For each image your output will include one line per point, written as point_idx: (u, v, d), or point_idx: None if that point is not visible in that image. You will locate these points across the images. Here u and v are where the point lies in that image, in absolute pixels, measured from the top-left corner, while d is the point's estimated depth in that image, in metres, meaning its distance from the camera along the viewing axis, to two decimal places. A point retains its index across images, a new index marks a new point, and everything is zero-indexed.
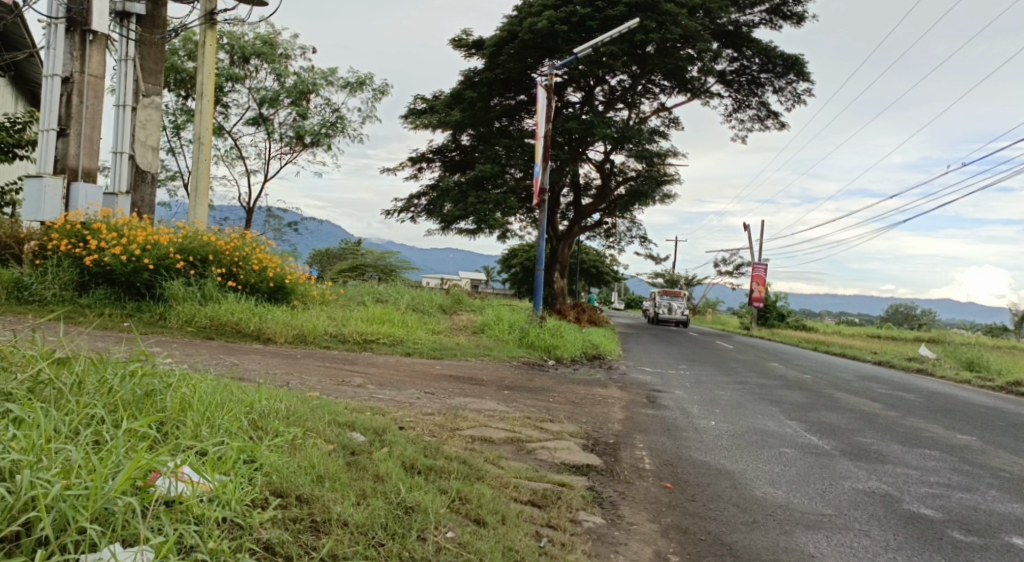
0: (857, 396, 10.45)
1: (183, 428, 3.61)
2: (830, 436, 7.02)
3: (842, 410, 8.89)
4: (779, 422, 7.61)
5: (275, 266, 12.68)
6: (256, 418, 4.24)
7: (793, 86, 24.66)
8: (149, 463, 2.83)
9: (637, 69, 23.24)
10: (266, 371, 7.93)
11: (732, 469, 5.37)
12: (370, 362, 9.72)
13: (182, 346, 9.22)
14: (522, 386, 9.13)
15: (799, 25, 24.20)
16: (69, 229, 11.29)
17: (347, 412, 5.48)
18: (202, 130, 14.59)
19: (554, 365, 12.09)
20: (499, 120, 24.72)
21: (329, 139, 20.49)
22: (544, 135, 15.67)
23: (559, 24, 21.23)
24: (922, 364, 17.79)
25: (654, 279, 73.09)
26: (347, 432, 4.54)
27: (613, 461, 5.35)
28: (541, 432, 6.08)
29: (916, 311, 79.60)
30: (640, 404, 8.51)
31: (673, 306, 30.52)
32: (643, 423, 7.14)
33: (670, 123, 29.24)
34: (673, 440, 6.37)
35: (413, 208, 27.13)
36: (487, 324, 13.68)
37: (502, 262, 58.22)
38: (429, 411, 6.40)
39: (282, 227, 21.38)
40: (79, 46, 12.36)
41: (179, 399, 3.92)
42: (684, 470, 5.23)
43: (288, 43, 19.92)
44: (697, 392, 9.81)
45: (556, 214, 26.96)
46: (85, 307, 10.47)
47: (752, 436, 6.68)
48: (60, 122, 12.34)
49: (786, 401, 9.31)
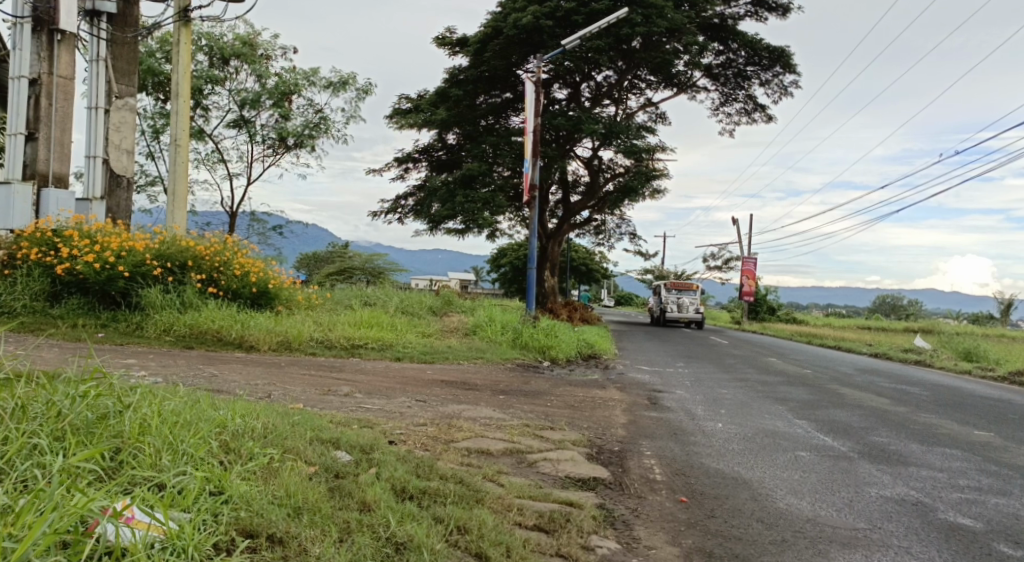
0: (862, 390, 10.08)
1: (141, 456, 3.23)
2: (844, 436, 6.61)
3: (850, 406, 8.51)
4: (788, 422, 7.21)
5: (259, 270, 12.16)
6: (227, 438, 3.84)
7: (781, 79, 24.30)
8: (82, 510, 2.43)
9: (623, 65, 22.89)
10: (246, 383, 7.49)
11: (747, 476, 4.97)
12: (358, 369, 9.29)
13: (158, 357, 8.77)
14: (518, 390, 8.72)
15: (784, 16, 23.83)
16: (39, 236, 10.84)
17: (331, 426, 5.05)
18: (179, 132, 14.10)
19: (550, 366, 11.70)
20: (485, 119, 24.28)
21: (313, 140, 19.98)
22: (533, 130, 15.26)
23: (545, 19, 20.81)
24: (919, 355, 17.50)
25: (643, 275, 72.83)
26: (330, 451, 4.13)
27: (620, 472, 4.94)
28: (541, 442, 5.67)
29: (903, 301, 79.71)
30: (642, 406, 8.10)
31: (683, 301, 29.02)
32: (648, 428, 6.73)
33: (657, 117, 28.91)
34: (682, 446, 5.96)
35: (401, 209, 26.63)
36: (479, 326, 13.25)
37: (490, 261, 57.76)
38: (420, 421, 5.98)
39: (266, 231, 20.86)
40: (46, 46, 11.88)
41: (139, 419, 3.53)
42: (698, 480, 4.82)
43: (268, 43, 19.43)
44: (698, 391, 9.42)
45: (545, 213, 26.53)
46: (57, 319, 10.06)
47: (764, 439, 6.27)
48: (28, 125, 11.87)
49: (791, 398, 8.91)
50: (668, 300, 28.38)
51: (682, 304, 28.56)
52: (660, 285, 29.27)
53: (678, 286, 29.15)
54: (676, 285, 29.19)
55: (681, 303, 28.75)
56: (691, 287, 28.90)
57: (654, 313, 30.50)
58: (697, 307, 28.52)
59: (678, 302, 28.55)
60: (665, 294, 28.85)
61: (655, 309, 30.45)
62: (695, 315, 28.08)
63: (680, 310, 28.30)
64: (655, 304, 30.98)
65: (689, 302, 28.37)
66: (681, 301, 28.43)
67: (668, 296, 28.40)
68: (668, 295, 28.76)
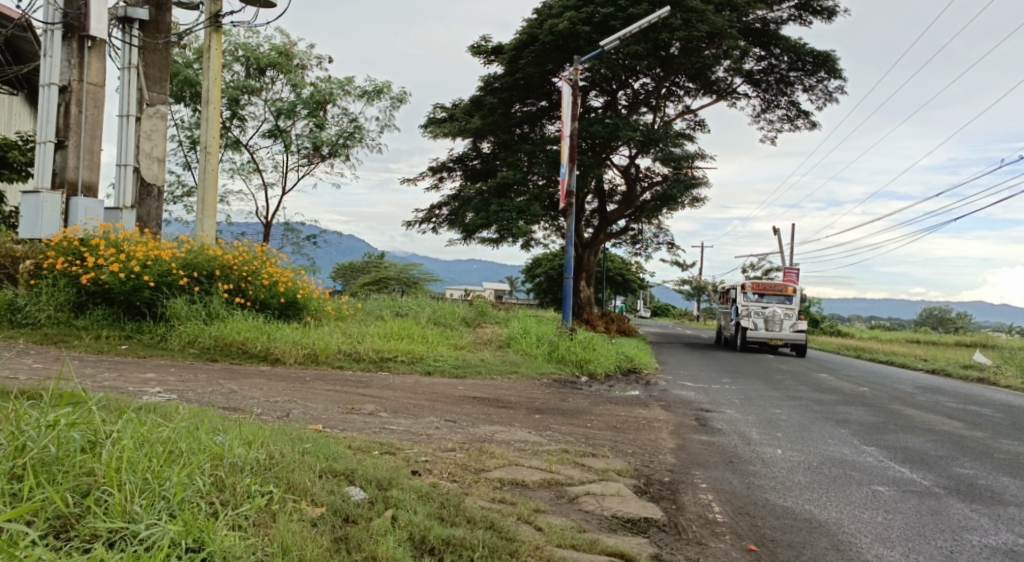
0: (929, 412, 9.26)
1: (110, 501, 2.73)
2: (922, 466, 5.88)
3: (920, 430, 7.75)
4: (856, 449, 6.49)
5: (288, 279, 11.74)
6: (222, 473, 3.34)
7: (825, 84, 23.35)
8: None
9: (660, 72, 22.24)
10: (265, 400, 6.99)
11: (820, 516, 4.34)
12: (386, 384, 8.76)
13: (180, 371, 8.37)
14: (555, 408, 8.11)
15: (830, 20, 22.92)
16: (66, 245, 10.50)
17: (348, 454, 4.50)
18: (209, 139, 13.77)
19: (588, 382, 11.07)
20: (520, 127, 23.77)
21: (347, 150, 19.62)
22: (569, 135, 14.62)
23: (581, 25, 20.25)
24: (981, 372, 16.33)
25: (680, 286, 71.61)
26: (341, 487, 3.60)
27: (673, 510, 4.33)
28: (583, 471, 5.07)
29: (950, 313, 76.67)
30: (690, 428, 7.44)
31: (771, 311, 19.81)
32: (700, 455, 6.08)
33: (695, 125, 28.15)
34: (741, 477, 5.29)
35: (434, 219, 26.20)
36: (513, 338, 12.67)
37: (524, 271, 57.11)
38: (448, 446, 5.43)
39: (300, 241, 20.48)
40: (77, 54, 11.65)
41: (116, 452, 3.03)
42: (766, 521, 4.20)
43: (304, 53, 19.14)
44: (750, 411, 8.71)
45: (581, 222, 25.88)
46: (82, 330, 9.78)
47: (832, 470, 5.59)
48: (58, 133, 11.61)
49: (855, 421, 8.16)
50: (750, 313, 19.39)
51: (770, 318, 19.24)
52: (739, 289, 20.17)
53: (762, 290, 19.82)
54: (761, 289, 19.96)
55: (768, 315, 19.39)
56: (783, 292, 19.84)
57: (730, 334, 21.36)
58: (794, 323, 19.33)
59: (765, 313, 19.38)
60: (744, 302, 19.58)
61: (728, 325, 21.44)
62: (794, 336, 19.03)
63: (769, 328, 19.16)
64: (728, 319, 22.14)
65: (783, 314, 19.17)
66: (770, 315, 19.11)
67: (749, 305, 19.38)
68: (751, 302, 19.65)
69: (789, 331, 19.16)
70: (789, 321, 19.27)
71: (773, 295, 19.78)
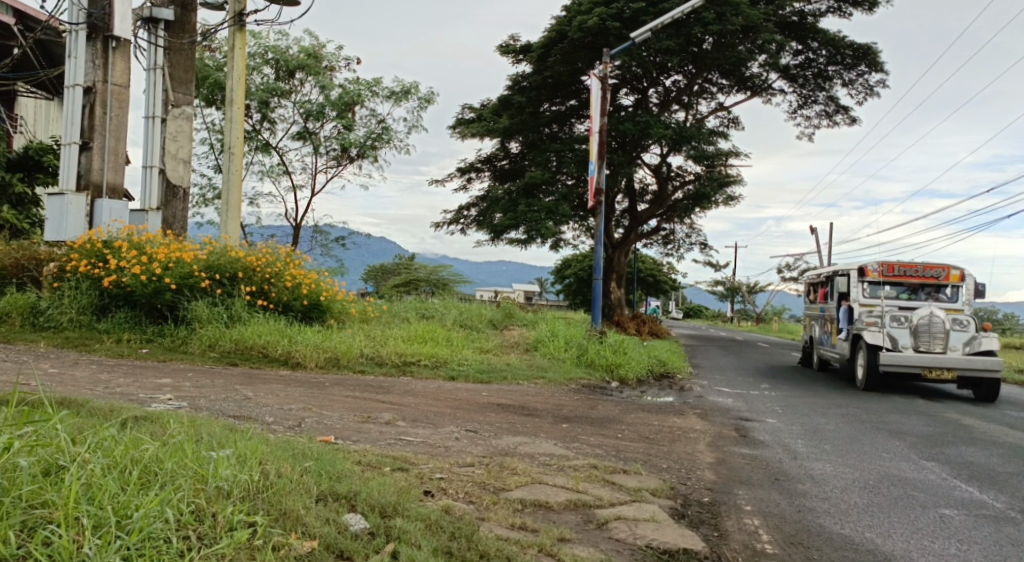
0: (991, 422, 8.56)
1: (58, 544, 2.34)
2: (993, 486, 5.31)
3: (986, 444, 7.10)
4: (915, 465, 5.91)
5: (311, 281, 11.35)
6: (204, 499, 2.93)
7: (866, 78, 22.52)
8: None
9: (693, 68, 21.65)
10: (279, 408, 6.63)
11: (884, 546, 3.84)
12: (407, 390, 8.39)
13: (197, 375, 8.06)
14: (584, 417, 7.63)
15: (871, 11, 22.06)
16: (89, 247, 10.25)
17: (355, 472, 4.09)
18: (232, 139, 13.51)
19: (619, 388, 10.57)
20: (548, 126, 23.39)
21: (375, 151, 19.31)
22: (599, 131, 14.11)
23: (611, 21, 19.74)
24: None
25: (713, 286, 70.46)
26: (340, 515, 3.19)
27: (715, 539, 3.87)
28: (614, 492, 4.58)
29: (996, 314, 74.29)
30: (731, 440, 6.91)
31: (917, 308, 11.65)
32: (743, 471, 5.58)
33: (729, 122, 27.41)
34: (789, 498, 4.79)
35: (463, 220, 25.81)
36: (541, 341, 12.19)
37: (555, 273, 56.56)
38: (466, 461, 4.99)
39: (328, 242, 20.25)
40: (101, 54, 11.38)
41: (77, 478, 2.64)
42: (824, 554, 3.71)
43: (333, 55, 18.93)
44: (795, 421, 8.13)
45: (612, 222, 25.32)
46: (102, 333, 9.56)
47: (891, 490, 5.06)
48: (83, 135, 11.35)
49: (910, 433, 7.55)
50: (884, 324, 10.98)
51: (919, 331, 10.95)
52: (852, 278, 12.01)
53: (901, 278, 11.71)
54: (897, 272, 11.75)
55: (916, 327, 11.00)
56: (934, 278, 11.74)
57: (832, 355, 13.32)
58: (966, 338, 10.88)
59: (911, 324, 10.95)
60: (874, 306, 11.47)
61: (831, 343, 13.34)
62: (971, 364, 10.48)
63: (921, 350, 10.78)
64: (827, 328, 13.89)
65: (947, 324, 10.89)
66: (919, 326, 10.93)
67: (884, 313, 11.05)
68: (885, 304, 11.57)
69: (960, 353, 10.75)
70: (958, 336, 10.90)
71: (917, 286, 11.80)
